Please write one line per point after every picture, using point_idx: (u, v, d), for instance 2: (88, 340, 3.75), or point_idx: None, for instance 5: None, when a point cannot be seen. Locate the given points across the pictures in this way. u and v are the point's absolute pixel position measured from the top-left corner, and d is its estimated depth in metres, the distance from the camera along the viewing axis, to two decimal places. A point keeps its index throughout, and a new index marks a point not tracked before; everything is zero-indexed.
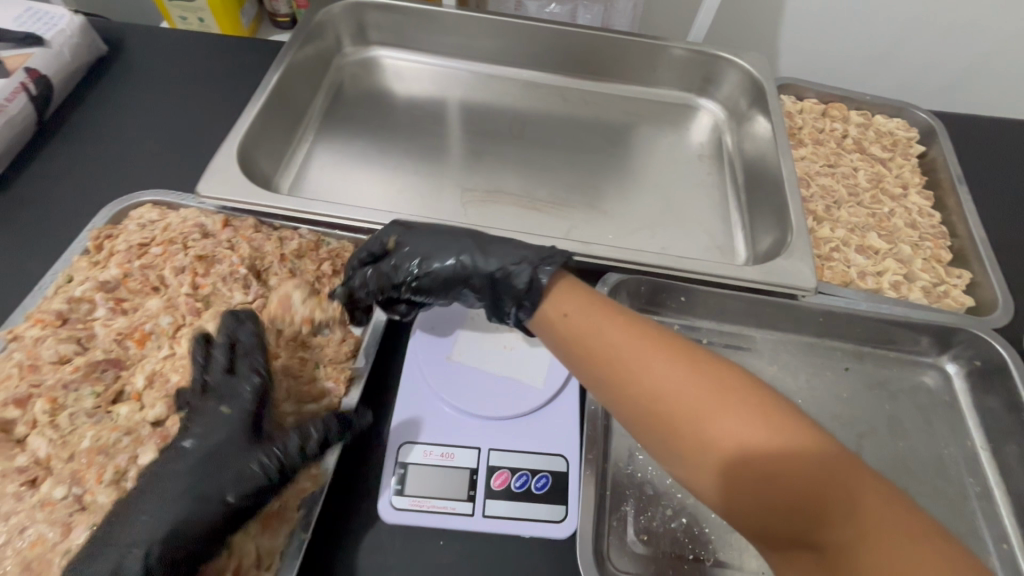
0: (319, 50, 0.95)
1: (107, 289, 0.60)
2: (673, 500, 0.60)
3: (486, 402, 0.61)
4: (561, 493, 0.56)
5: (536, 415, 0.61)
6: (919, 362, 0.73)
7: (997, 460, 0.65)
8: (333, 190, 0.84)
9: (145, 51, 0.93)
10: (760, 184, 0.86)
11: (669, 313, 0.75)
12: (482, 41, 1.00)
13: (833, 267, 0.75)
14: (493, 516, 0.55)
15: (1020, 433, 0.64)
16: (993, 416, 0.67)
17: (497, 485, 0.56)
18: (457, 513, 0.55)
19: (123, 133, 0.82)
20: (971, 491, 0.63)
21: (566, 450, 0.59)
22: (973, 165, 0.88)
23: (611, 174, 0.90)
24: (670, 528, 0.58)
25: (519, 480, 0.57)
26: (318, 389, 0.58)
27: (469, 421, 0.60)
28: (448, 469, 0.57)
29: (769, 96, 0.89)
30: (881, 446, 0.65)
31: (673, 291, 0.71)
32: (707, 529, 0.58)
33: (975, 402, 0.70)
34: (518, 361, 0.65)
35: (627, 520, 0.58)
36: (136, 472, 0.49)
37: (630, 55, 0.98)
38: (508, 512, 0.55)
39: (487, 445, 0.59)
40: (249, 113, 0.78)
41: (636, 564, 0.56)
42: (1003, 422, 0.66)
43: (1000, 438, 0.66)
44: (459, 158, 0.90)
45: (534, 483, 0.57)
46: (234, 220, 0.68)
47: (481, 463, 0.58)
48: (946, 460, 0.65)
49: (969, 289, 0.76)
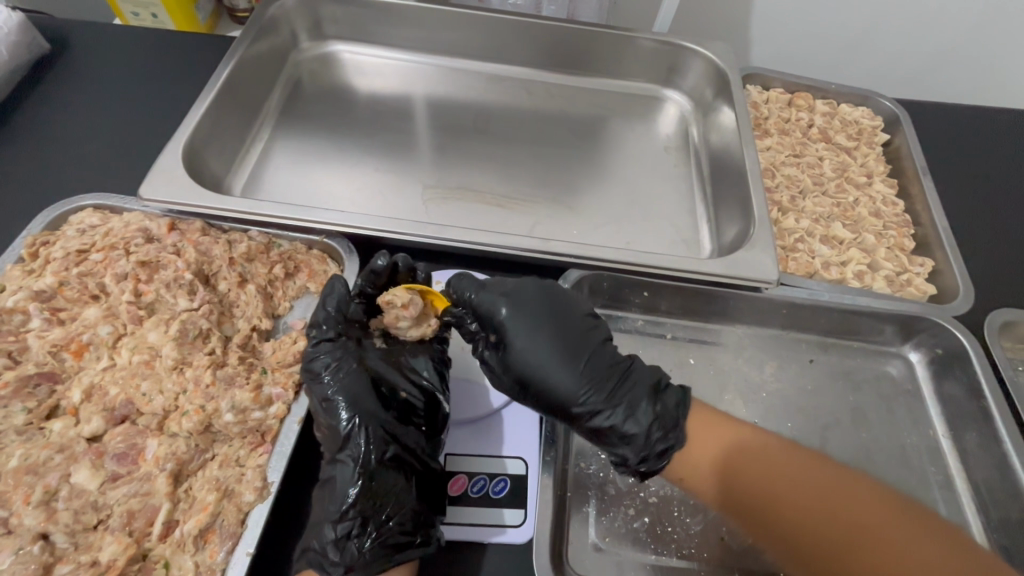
0: (273, 45, 0.92)
1: (42, 299, 0.58)
2: (637, 499, 0.59)
3: None
4: (520, 497, 0.55)
5: (496, 417, 0.60)
6: (884, 351, 0.73)
7: (958, 448, 0.65)
8: (289, 190, 0.81)
9: (90, 49, 0.89)
10: (724, 176, 0.85)
11: (633, 309, 0.74)
12: (444, 34, 0.98)
13: (797, 258, 0.74)
14: (450, 523, 0.53)
15: (981, 421, 0.64)
16: (955, 404, 0.67)
17: (454, 492, 0.55)
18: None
19: (67, 135, 0.78)
20: (934, 480, 0.63)
21: (525, 452, 0.58)
22: (936, 152, 0.88)
23: (576, 168, 0.89)
24: (632, 528, 0.57)
25: (476, 484, 0.56)
26: (264, 396, 0.54)
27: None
28: None
29: (733, 86, 0.88)
30: (844, 438, 0.65)
31: (636, 287, 0.70)
32: (670, 529, 0.57)
33: (938, 390, 0.70)
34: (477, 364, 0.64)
35: (588, 521, 0.57)
36: (68, 491, 0.47)
37: (594, 47, 0.97)
38: (466, 518, 0.53)
39: (443, 451, 0.58)
40: (197, 112, 0.75)
41: (597, 567, 0.54)
42: (964, 409, 0.66)
43: (962, 426, 0.66)
44: (421, 154, 0.88)
45: (493, 487, 0.56)
46: (180, 222, 0.65)
47: None
48: (909, 449, 0.65)
49: (932, 276, 0.76)
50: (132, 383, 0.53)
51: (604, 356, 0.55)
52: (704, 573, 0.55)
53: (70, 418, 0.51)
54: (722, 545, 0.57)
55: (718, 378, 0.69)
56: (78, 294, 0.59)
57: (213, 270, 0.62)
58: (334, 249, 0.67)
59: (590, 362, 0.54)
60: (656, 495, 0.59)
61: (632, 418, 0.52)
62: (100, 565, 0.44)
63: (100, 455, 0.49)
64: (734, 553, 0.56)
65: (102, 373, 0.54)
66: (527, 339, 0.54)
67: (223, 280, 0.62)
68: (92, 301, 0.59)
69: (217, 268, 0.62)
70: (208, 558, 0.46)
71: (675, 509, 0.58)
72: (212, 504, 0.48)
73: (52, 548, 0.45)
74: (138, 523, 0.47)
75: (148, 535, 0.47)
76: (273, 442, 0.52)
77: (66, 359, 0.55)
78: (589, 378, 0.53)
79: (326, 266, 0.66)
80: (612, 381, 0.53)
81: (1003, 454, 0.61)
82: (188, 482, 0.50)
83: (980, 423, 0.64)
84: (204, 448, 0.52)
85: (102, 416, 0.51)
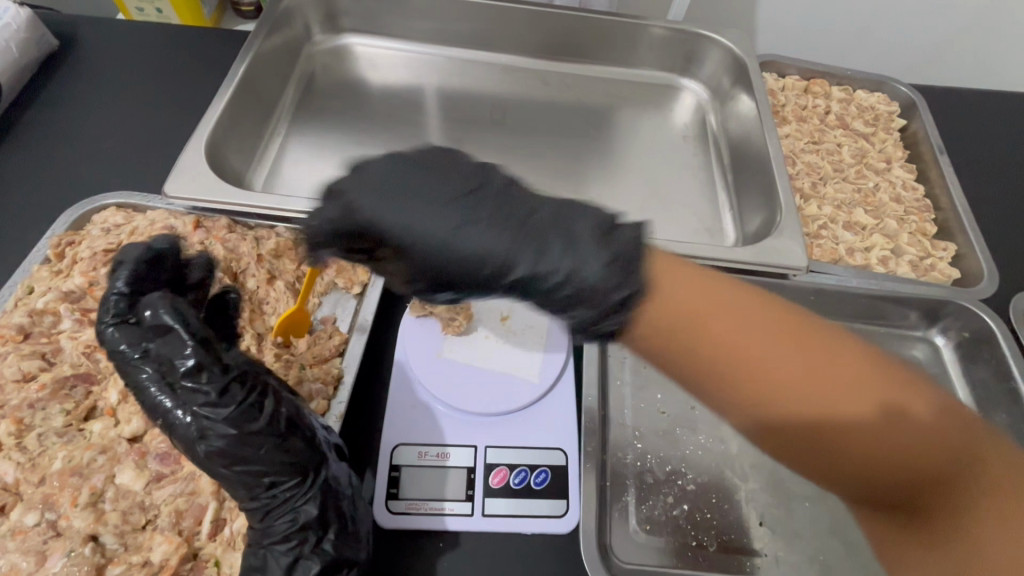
0: (287, 38, 0.91)
1: (72, 300, 0.57)
2: (674, 487, 0.59)
3: (472, 399, 0.59)
4: (561, 487, 0.55)
5: (535, 409, 0.60)
6: (909, 336, 0.73)
7: None
8: (309, 185, 0.80)
9: (99, 45, 0.87)
10: (745, 163, 0.85)
11: None
12: (456, 24, 0.97)
13: (822, 245, 0.75)
14: (495, 514, 0.53)
15: (1010, 402, 0.64)
16: (983, 385, 0.68)
17: (496, 483, 0.55)
18: (456, 513, 0.53)
19: (83, 133, 0.77)
20: None
21: (564, 443, 0.58)
22: (954, 136, 0.89)
23: (595, 159, 0.89)
24: (672, 516, 0.57)
25: (518, 476, 0.55)
26: (304, 392, 0.55)
27: (465, 418, 0.58)
28: (443, 469, 0.55)
29: (752, 73, 0.88)
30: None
31: None
32: (709, 516, 0.58)
33: (964, 372, 0.70)
34: (509, 355, 0.63)
35: (628, 510, 0.57)
36: (114, 492, 0.47)
37: (609, 36, 0.96)
38: (509, 510, 0.54)
39: (483, 443, 0.57)
40: (215, 108, 0.74)
41: (638, 554, 0.55)
42: (992, 391, 0.67)
43: (990, 407, 0.67)
44: (439, 148, 0.87)
45: (534, 478, 0.55)
46: (206, 220, 0.64)
47: (478, 462, 0.56)
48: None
49: (954, 260, 0.76)
50: None
51: (506, 203, 0.43)
52: (745, 558, 0.55)
53: (109, 419, 0.51)
54: (760, 530, 0.57)
55: None
56: None
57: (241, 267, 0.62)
58: None
59: (507, 208, 0.43)
60: (693, 483, 0.59)
61: (547, 264, 0.40)
62: (152, 566, 0.44)
63: (143, 456, 0.49)
64: (773, 538, 0.57)
65: None
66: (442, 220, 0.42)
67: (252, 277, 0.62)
68: None
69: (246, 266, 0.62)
70: None
71: (713, 496, 0.59)
72: None
73: (102, 550, 0.44)
74: (187, 522, 0.46)
75: (197, 534, 0.46)
76: None
77: (100, 360, 0.54)
78: (505, 230, 0.42)
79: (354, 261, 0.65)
80: (529, 233, 0.41)
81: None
82: None
83: (1010, 404, 0.64)
84: None
85: (141, 416, 0.51)
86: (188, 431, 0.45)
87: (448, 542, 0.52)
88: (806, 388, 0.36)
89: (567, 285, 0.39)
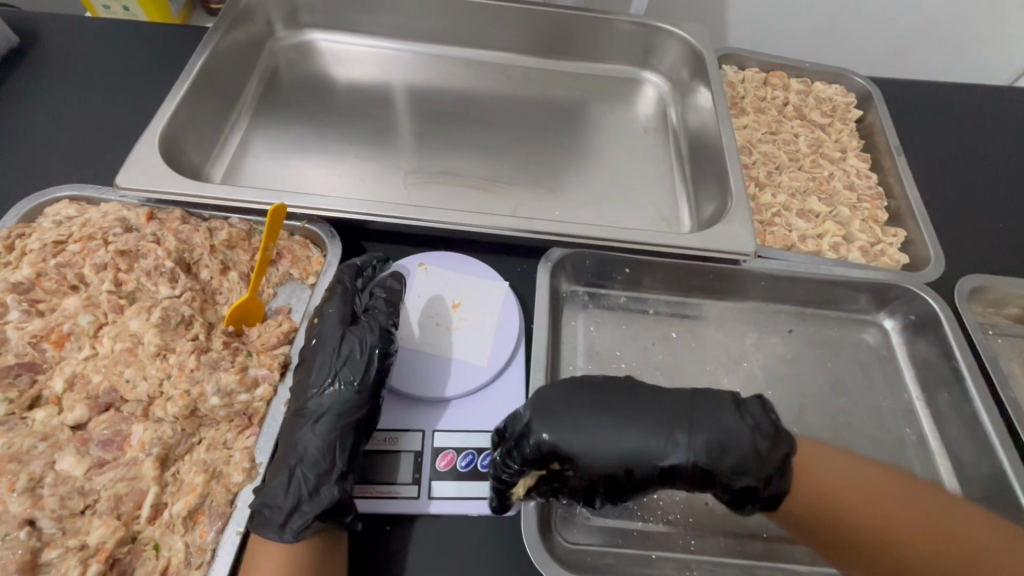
0: (249, 34, 0.92)
1: (20, 291, 0.57)
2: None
3: (423, 383, 0.60)
4: None
5: (485, 394, 0.61)
6: (862, 321, 0.75)
7: (933, 409, 0.67)
8: (269, 178, 0.81)
9: (60, 41, 0.87)
10: (702, 153, 0.86)
11: (617, 288, 0.75)
12: (421, 20, 0.98)
13: (775, 232, 0.76)
14: (442, 497, 0.54)
15: (953, 382, 0.66)
16: (929, 366, 0.69)
17: (443, 467, 0.55)
18: (401, 497, 0.53)
19: (40, 127, 0.77)
20: (910, 441, 0.66)
21: None
22: (908, 127, 0.90)
23: (556, 150, 0.90)
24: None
25: (465, 459, 0.56)
26: (250, 378, 0.55)
27: (415, 405, 0.59)
28: (391, 454, 0.56)
29: (709, 65, 0.89)
30: (827, 406, 0.67)
31: (619, 263, 0.71)
32: (656, 496, 0.58)
33: (910, 353, 0.72)
34: (463, 341, 0.64)
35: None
36: (53, 478, 0.47)
37: (571, 31, 0.98)
38: (456, 493, 0.54)
39: (431, 428, 0.58)
40: (172, 102, 0.74)
41: (584, 534, 0.56)
42: (935, 372, 0.68)
43: (934, 387, 0.68)
44: (402, 141, 0.88)
45: (481, 461, 0.56)
46: (159, 212, 0.65)
47: (425, 446, 0.57)
48: (889, 415, 0.67)
49: (904, 246, 0.78)
50: (115, 370, 0.53)
51: (647, 403, 0.52)
52: (689, 537, 0.56)
53: (53, 407, 0.51)
54: (706, 510, 0.58)
55: (703, 352, 0.70)
56: (56, 285, 0.58)
57: (194, 257, 0.62)
58: (317, 234, 0.66)
59: (663, 406, 0.51)
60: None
61: (692, 446, 0.49)
62: (88, 549, 0.44)
63: (86, 442, 0.49)
64: (716, 516, 0.58)
65: (84, 362, 0.54)
66: (612, 414, 0.51)
67: (205, 267, 0.62)
68: (71, 292, 0.58)
69: (199, 256, 0.62)
70: (198, 538, 0.47)
71: None
72: (201, 486, 0.48)
73: (39, 534, 0.45)
74: (126, 507, 0.47)
75: (136, 518, 0.47)
76: (260, 424, 0.53)
77: (47, 349, 0.54)
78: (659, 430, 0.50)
79: (309, 252, 0.66)
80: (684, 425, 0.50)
81: (973, 412, 0.63)
82: (175, 466, 0.50)
83: (953, 385, 0.66)
84: (190, 433, 0.52)
85: (85, 404, 0.51)
86: (332, 333, 0.57)
87: (394, 524, 0.53)
88: (847, 478, 0.48)
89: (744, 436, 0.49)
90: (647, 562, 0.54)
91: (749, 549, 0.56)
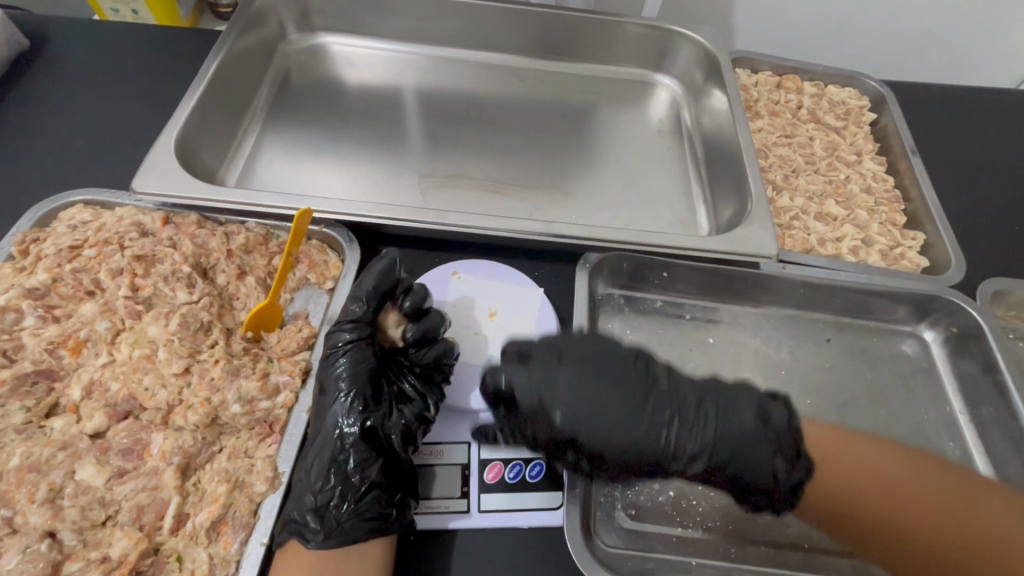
0: (260, 37, 0.91)
1: (36, 296, 0.56)
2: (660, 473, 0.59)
3: (463, 393, 0.59)
4: (556, 480, 0.55)
5: None
6: (898, 331, 0.74)
7: (975, 422, 0.67)
8: (283, 182, 0.80)
9: (71, 44, 0.87)
10: (718, 156, 0.86)
11: (652, 291, 0.74)
12: (432, 23, 0.97)
13: (794, 236, 0.76)
14: (491, 510, 0.53)
15: (996, 396, 0.65)
16: (970, 379, 0.69)
17: (491, 479, 0.54)
18: (452, 511, 0.53)
19: (51, 131, 0.77)
20: (952, 454, 0.65)
21: None
22: (922, 130, 0.90)
23: (571, 153, 0.89)
24: (658, 502, 0.57)
25: (512, 471, 0.55)
26: (271, 385, 0.54)
27: (460, 415, 0.59)
28: (438, 467, 0.55)
29: (723, 69, 0.89)
30: (859, 417, 0.66)
31: (655, 267, 0.70)
32: (695, 502, 0.58)
33: (952, 366, 0.71)
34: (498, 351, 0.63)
35: (614, 496, 0.57)
36: (73, 488, 0.46)
37: (583, 34, 0.98)
38: (505, 505, 0.53)
39: (476, 439, 0.57)
40: (186, 106, 0.74)
41: (624, 540, 0.55)
42: (979, 385, 0.67)
43: (977, 400, 0.67)
44: (417, 144, 0.87)
45: (529, 472, 0.55)
46: (175, 216, 0.64)
47: (471, 458, 0.56)
48: (922, 423, 0.66)
49: (923, 249, 0.78)
50: (133, 378, 0.52)
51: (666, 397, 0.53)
52: (729, 544, 0.56)
53: (71, 415, 0.50)
54: (746, 518, 0.57)
55: (735, 357, 0.70)
56: (72, 290, 0.57)
57: (211, 263, 0.61)
58: (334, 238, 0.65)
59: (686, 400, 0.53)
60: None
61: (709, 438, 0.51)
62: (111, 561, 0.44)
63: (105, 452, 0.49)
64: (757, 525, 0.57)
65: (101, 370, 0.53)
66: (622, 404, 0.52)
67: (222, 273, 0.61)
68: (87, 297, 0.57)
69: (215, 261, 0.61)
70: (222, 549, 0.46)
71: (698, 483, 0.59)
72: (224, 496, 0.48)
73: (60, 546, 0.44)
74: (148, 517, 0.46)
75: (159, 529, 0.46)
76: (281, 432, 0.52)
77: (64, 356, 0.53)
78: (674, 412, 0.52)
79: (326, 256, 0.65)
80: (708, 424, 0.51)
81: (1019, 428, 0.62)
82: (197, 475, 0.49)
83: (995, 398, 0.65)
84: (211, 442, 0.51)
85: (104, 412, 0.50)
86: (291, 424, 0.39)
87: (418, 535, 0.52)
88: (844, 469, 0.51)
89: (779, 453, 0.50)
90: (687, 569, 0.54)
91: (790, 559, 0.55)
